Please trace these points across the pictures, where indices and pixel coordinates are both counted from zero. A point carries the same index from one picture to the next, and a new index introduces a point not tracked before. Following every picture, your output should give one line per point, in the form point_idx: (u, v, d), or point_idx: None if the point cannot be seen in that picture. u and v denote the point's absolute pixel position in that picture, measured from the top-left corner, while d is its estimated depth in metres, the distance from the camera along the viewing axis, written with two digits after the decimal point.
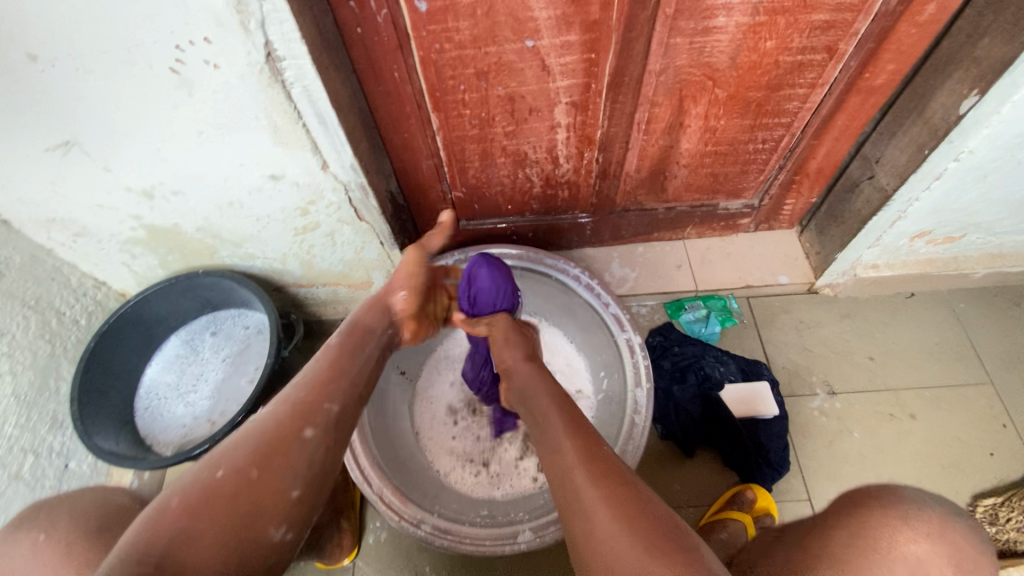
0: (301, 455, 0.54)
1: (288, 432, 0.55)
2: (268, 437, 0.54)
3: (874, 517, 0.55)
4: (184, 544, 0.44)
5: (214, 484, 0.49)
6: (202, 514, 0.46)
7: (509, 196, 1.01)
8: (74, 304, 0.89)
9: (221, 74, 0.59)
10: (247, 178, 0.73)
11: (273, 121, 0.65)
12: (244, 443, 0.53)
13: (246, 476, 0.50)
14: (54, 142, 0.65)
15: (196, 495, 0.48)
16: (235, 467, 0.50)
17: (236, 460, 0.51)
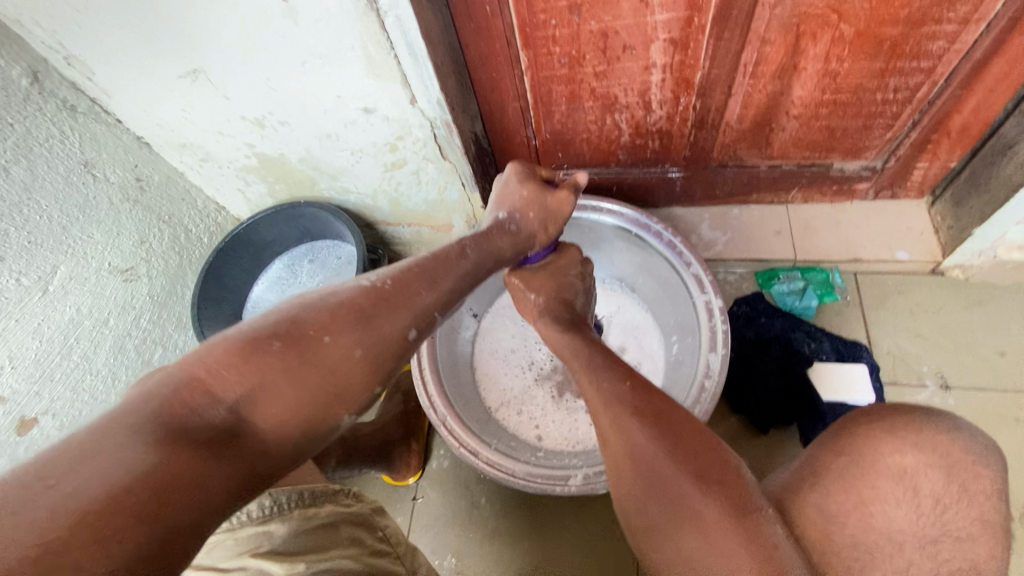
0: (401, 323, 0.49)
1: (387, 325, 0.48)
2: (365, 311, 0.47)
3: (891, 456, 0.51)
4: (365, 321, 0.47)
5: (320, 320, 0.45)
6: (376, 307, 0.48)
7: (595, 144, 0.98)
8: (199, 223, 1.01)
9: (322, 2, 0.61)
10: (343, 110, 0.78)
11: (368, 51, 0.67)
12: (325, 308, 0.46)
13: (371, 315, 0.47)
14: (185, 69, 0.73)
15: (367, 293, 0.49)
16: (345, 319, 0.46)
17: (364, 298, 0.48)
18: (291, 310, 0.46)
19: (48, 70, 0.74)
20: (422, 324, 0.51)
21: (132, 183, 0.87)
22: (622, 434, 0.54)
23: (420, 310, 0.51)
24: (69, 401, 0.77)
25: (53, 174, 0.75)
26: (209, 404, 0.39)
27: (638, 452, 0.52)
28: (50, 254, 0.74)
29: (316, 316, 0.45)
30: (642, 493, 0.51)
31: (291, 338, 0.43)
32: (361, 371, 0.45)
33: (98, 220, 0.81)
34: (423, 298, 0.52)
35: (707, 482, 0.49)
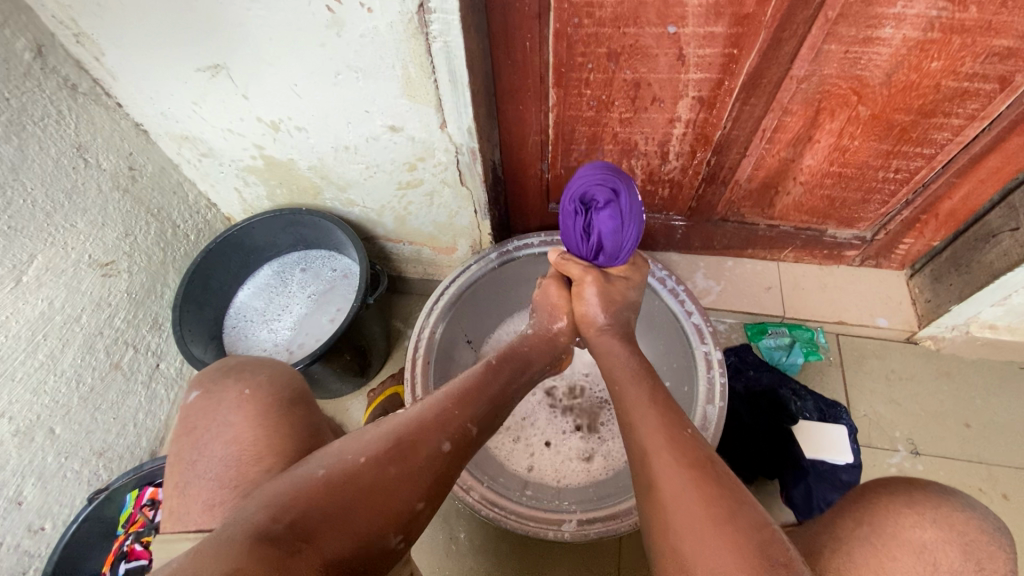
0: (443, 442, 0.53)
1: (424, 446, 0.52)
2: (404, 439, 0.52)
3: (912, 529, 0.53)
4: (403, 447, 0.51)
5: (364, 446, 0.51)
6: (415, 431, 0.53)
7: None
8: (187, 220, 0.93)
9: (372, 19, 0.60)
10: (367, 125, 0.75)
11: (408, 72, 0.66)
12: (370, 437, 0.52)
13: (412, 444, 0.51)
14: (207, 63, 0.69)
15: (406, 420, 0.54)
16: (388, 450, 0.50)
17: (403, 426, 0.53)
18: (342, 442, 0.52)
19: (52, 44, 0.68)
20: (455, 437, 0.54)
21: (124, 172, 0.80)
22: (673, 483, 0.51)
23: (455, 421, 0.55)
24: (27, 404, 0.70)
25: (41, 156, 0.69)
26: (265, 527, 0.43)
27: (690, 506, 0.49)
28: (28, 241, 0.68)
29: (361, 445, 0.51)
30: (688, 548, 0.47)
31: (337, 469, 0.48)
32: (405, 492, 0.49)
33: (83, 209, 0.75)
34: (452, 416, 0.55)
35: (771, 564, 0.45)
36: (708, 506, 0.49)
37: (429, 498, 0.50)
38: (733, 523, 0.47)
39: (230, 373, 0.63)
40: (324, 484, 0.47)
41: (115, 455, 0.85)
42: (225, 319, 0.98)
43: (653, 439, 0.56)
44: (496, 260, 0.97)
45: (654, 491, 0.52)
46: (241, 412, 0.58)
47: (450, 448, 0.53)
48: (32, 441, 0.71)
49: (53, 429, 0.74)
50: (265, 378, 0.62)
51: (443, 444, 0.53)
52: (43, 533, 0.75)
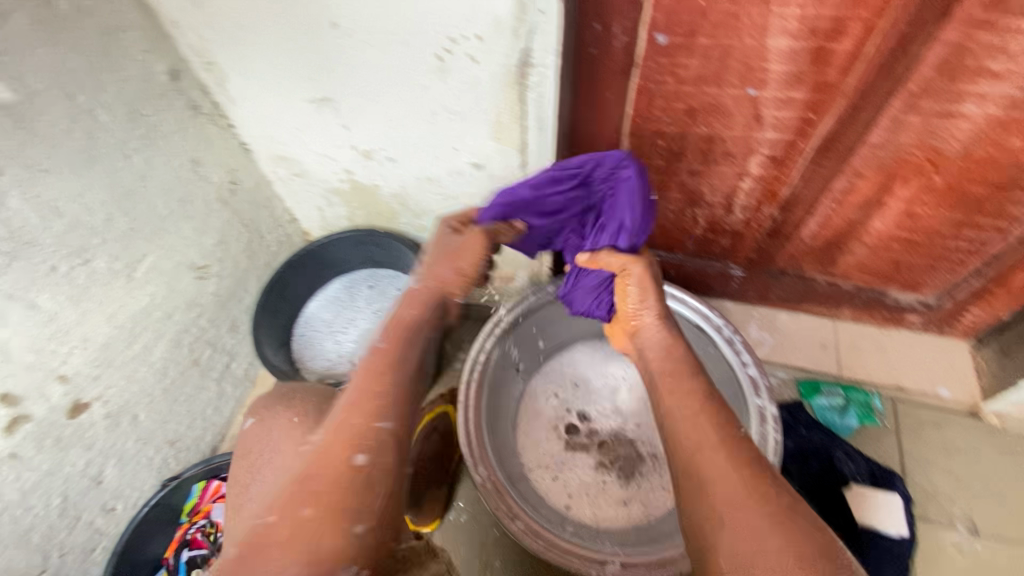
0: (355, 462, 0.52)
1: (332, 468, 0.52)
2: (311, 475, 0.51)
3: None
4: (318, 487, 0.50)
5: (276, 498, 0.50)
6: (321, 461, 0.52)
7: (668, 231, 1.00)
8: (272, 232, 1.00)
9: (477, 68, 0.65)
10: (453, 160, 0.80)
11: (499, 116, 0.71)
12: (279, 489, 0.51)
13: (324, 478, 0.51)
14: (317, 96, 0.76)
15: (316, 456, 0.53)
16: (296, 483, 0.51)
17: (315, 462, 0.52)
18: (261, 503, 0.52)
19: (187, 70, 0.77)
20: (365, 445, 0.54)
21: (227, 186, 0.88)
22: (743, 502, 0.52)
23: (362, 434, 0.54)
24: (121, 389, 0.76)
25: (165, 167, 0.77)
26: None
27: (767, 546, 0.49)
28: (143, 243, 0.75)
29: (273, 498, 0.50)
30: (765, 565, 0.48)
31: (254, 535, 0.49)
32: (332, 520, 0.49)
33: (190, 216, 0.82)
34: (353, 426, 0.55)
35: None
36: (783, 549, 0.48)
37: (366, 518, 0.50)
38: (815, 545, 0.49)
39: (281, 401, 0.68)
40: (250, 547, 0.48)
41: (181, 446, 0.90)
42: (295, 330, 1.04)
43: (711, 454, 0.56)
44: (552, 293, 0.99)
45: (721, 527, 0.51)
46: (286, 440, 0.62)
47: (366, 458, 0.53)
48: (119, 424, 0.77)
49: (136, 415, 0.79)
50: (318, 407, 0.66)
51: (342, 458, 0.52)
52: (114, 513, 0.81)
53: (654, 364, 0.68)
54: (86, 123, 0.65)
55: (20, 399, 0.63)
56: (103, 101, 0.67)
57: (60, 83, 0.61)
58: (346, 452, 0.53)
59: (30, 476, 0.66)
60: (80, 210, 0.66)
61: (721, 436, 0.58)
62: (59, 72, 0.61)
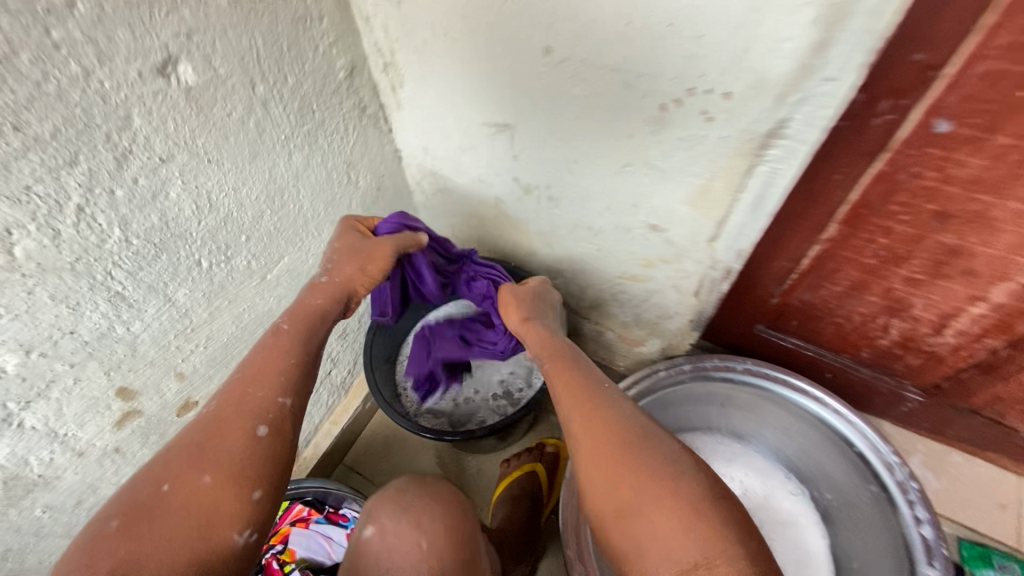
0: (236, 411, 0.48)
1: (222, 428, 0.47)
2: (196, 439, 0.46)
3: None
4: (201, 454, 0.45)
5: (174, 465, 0.44)
6: (219, 427, 0.47)
7: (842, 333, 0.85)
8: None
9: (706, 127, 0.54)
10: (627, 216, 0.69)
11: (709, 183, 0.59)
12: (160, 453, 0.46)
13: (204, 446, 0.46)
14: (496, 120, 0.68)
15: (199, 421, 0.48)
16: (192, 446, 0.46)
17: (191, 433, 0.47)
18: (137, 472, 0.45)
19: (363, 68, 0.71)
20: (271, 413, 0.49)
21: (371, 191, 0.82)
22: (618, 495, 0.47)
23: (266, 402, 0.50)
24: None
25: (319, 167, 0.71)
26: None
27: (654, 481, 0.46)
28: (283, 244, 0.70)
29: (154, 466, 0.45)
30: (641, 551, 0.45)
31: (131, 504, 0.42)
32: (228, 491, 0.44)
33: (332, 220, 0.76)
34: (254, 399, 0.49)
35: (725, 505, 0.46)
36: (671, 490, 0.46)
37: (265, 483, 0.46)
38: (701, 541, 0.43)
39: (401, 507, 0.58)
40: (126, 518, 0.41)
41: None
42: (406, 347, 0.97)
43: (624, 437, 0.50)
44: (689, 373, 0.86)
45: (626, 483, 0.47)
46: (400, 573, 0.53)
47: (267, 433, 0.48)
48: None
49: None
50: (442, 534, 0.56)
51: (240, 424, 0.48)
52: None
53: (546, 364, 0.62)
54: (259, 114, 0.59)
55: (137, 392, 0.60)
56: (280, 92, 0.61)
57: (246, 69, 0.56)
58: (249, 425, 0.47)
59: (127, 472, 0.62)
60: (233, 205, 0.61)
61: (628, 409, 0.53)
62: (248, 58, 0.56)
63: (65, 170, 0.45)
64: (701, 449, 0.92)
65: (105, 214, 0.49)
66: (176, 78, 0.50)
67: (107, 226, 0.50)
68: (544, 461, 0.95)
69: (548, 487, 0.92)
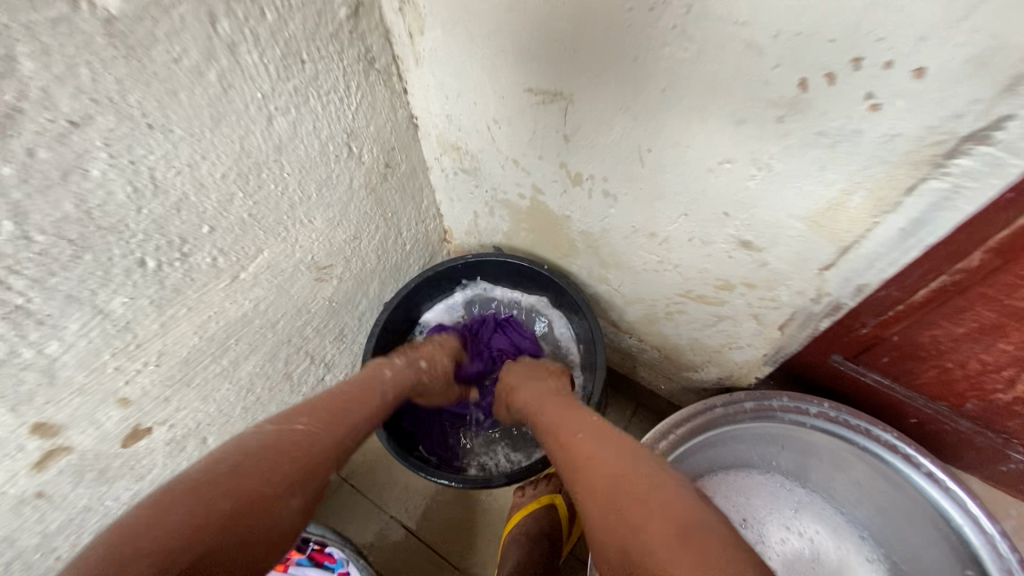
0: (326, 441, 0.48)
1: (308, 451, 0.46)
2: (282, 449, 0.45)
3: None
4: (291, 470, 0.44)
5: (260, 469, 0.42)
6: (308, 445, 0.47)
7: (946, 378, 0.69)
8: (412, 227, 0.78)
9: (867, 118, 0.36)
10: (708, 226, 0.52)
11: (845, 198, 0.42)
12: (242, 456, 0.43)
13: (291, 460, 0.45)
14: (546, 87, 0.50)
15: (284, 432, 0.47)
16: (262, 456, 0.44)
17: (280, 443, 0.45)
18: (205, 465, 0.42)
19: (371, 5, 0.53)
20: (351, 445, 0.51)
21: (379, 168, 0.66)
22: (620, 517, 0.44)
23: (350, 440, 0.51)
24: (192, 412, 0.58)
25: (311, 136, 0.54)
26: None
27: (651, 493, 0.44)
28: (261, 234, 0.54)
29: (234, 466, 0.42)
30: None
31: (208, 496, 0.39)
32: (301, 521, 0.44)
33: (328, 204, 0.61)
34: (342, 437, 0.50)
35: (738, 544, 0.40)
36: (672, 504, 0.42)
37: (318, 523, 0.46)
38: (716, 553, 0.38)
39: None
40: (199, 511, 0.38)
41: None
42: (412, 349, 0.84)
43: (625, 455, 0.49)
44: (749, 413, 0.72)
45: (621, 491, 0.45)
46: None
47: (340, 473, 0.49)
48: (182, 451, 0.59)
49: (206, 439, 0.62)
50: None
51: (324, 449, 0.48)
52: None
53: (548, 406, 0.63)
54: (224, 64, 0.43)
55: (63, 426, 0.46)
56: (254, 33, 0.44)
57: None
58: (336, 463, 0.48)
59: (56, 519, 0.49)
60: (189, 186, 0.45)
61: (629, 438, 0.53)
62: None
63: None
64: (756, 496, 0.79)
65: None
66: (87, 1, 0.33)
67: None
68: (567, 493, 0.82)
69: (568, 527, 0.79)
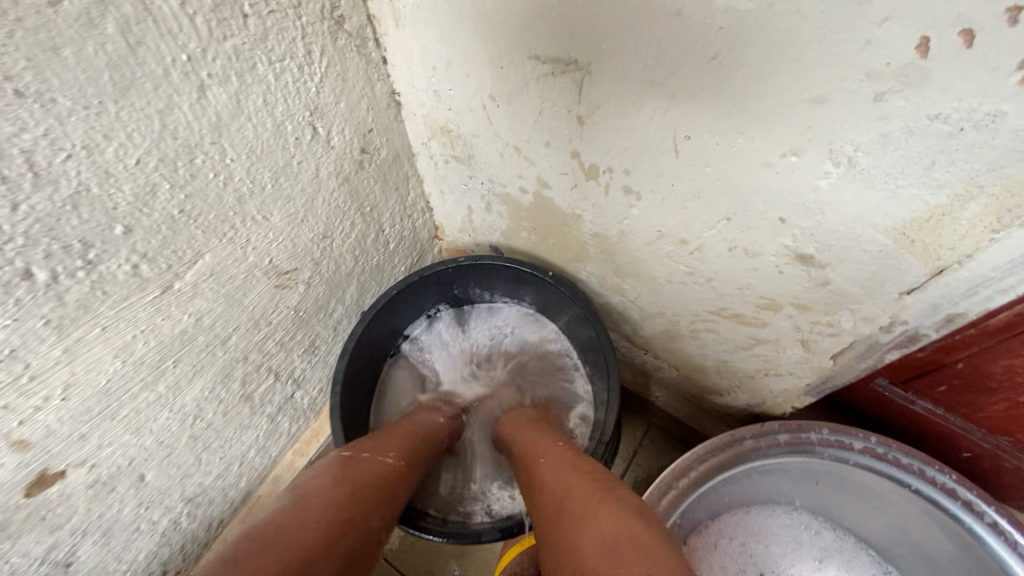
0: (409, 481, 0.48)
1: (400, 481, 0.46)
2: (379, 474, 0.45)
3: None
4: (388, 492, 0.44)
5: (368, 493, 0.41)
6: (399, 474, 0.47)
7: (1015, 414, 0.59)
8: (397, 223, 0.68)
9: (1016, 97, 0.26)
10: (758, 237, 0.42)
11: (957, 209, 0.31)
12: (360, 465, 0.44)
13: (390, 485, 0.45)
14: (557, 55, 0.39)
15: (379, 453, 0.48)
16: (366, 478, 0.43)
17: (383, 464, 0.46)
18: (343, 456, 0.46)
19: None
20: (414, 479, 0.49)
21: (353, 153, 0.55)
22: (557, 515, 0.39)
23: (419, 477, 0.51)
24: (121, 447, 0.48)
25: (262, 113, 0.43)
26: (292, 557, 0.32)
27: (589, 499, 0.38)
28: (199, 235, 0.44)
29: (355, 471, 0.43)
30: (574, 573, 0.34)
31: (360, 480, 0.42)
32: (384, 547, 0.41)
33: (288, 196, 0.50)
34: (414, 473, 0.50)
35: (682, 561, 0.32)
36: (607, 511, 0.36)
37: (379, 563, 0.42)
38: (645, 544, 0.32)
39: None
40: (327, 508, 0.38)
41: (200, 512, 0.61)
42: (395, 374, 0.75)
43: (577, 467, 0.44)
44: (781, 446, 0.62)
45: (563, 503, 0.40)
46: None
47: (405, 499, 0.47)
48: (111, 492, 0.50)
49: (143, 476, 0.52)
50: None
51: (399, 486, 0.46)
52: None
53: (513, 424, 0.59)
54: (128, 12, 0.32)
55: None
56: None
57: None
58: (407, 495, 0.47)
59: None
60: (89, 175, 0.34)
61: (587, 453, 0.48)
62: None
63: None
64: (777, 543, 0.69)
65: None
66: None
67: None
68: None
69: None
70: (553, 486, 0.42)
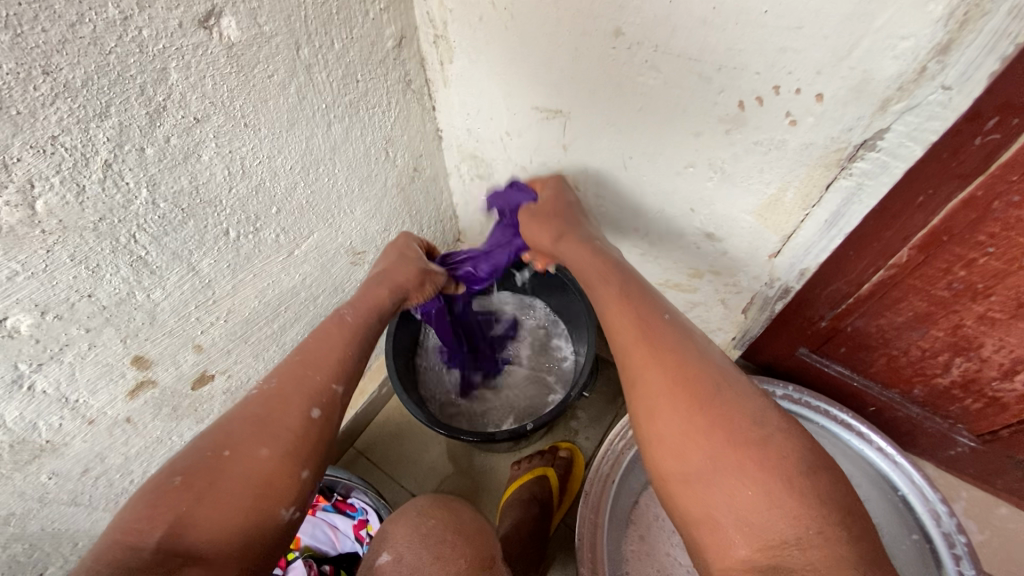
0: (307, 409, 0.50)
1: (293, 405, 0.49)
2: (260, 416, 0.48)
3: None
4: (267, 428, 0.47)
5: (251, 432, 0.47)
6: (274, 419, 0.48)
7: (896, 367, 0.77)
8: (433, 225, 0.90)
9: (789, 132, 0.48)
10: (681, 223, 0.64)
11: (781, 194, 0.54)
12: (254, 404, 0.49)
13: (287, 414, 0.49)
14: (550, 106, 0.63)
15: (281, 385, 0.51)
16: (258, 414, 0.48)
17: (287, 386, 0.51)
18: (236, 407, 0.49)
19: (412, 38, 0.67)
20: (322, 403, 0.51)
21: (408, 171, 0.78)
22: (694, 411, 0.42)
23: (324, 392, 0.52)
24: (246, 366, 0.69)
25: (359, 140, 0.67)
26: (175, 496, 0.42)
27: (701, 401, 0.42)
28: (314, 219, 0.66)
29: (238, 418, 0.48)
30: (690, 478, 0.41)
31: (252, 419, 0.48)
32: (286, 467, 0.46)
33: (366, 198, 0.73)
34: (313, 382, 0.52)
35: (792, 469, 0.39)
36: (722, 421, 0.41)
37: (313, 463, 0.48)
38: (779, 446, 0.40)
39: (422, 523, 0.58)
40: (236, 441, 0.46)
41: None
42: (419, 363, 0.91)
43: (674, 348, 0.46)
44: None
45: (677, 399, 0.43)
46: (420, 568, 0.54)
47: (321, 415, 0.50)
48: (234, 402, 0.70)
49: None
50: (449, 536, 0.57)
51: (292, 411, 0.49)
52: None
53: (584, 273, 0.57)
54: (302, 80, 0.55)
55: (153, 361, 0.57)
56: (324, 58, 0.57)
57: (291, 30, 0.52)
58: (302, 408, 0.50)
59: (136, 444, 0.61)
60: (266, 173, 0.57)
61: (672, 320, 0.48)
62: (295, 17, 0.52)
63: (94, 124, 0.42)
64: None
65: (132, 172, 0.46)
66: (219, 34, 0.46)
67: (134, 185, 0.46)
68: (557, 467, 0.91)
69: (558, 493, 0.88)
70: (665, 368, 0.45)
